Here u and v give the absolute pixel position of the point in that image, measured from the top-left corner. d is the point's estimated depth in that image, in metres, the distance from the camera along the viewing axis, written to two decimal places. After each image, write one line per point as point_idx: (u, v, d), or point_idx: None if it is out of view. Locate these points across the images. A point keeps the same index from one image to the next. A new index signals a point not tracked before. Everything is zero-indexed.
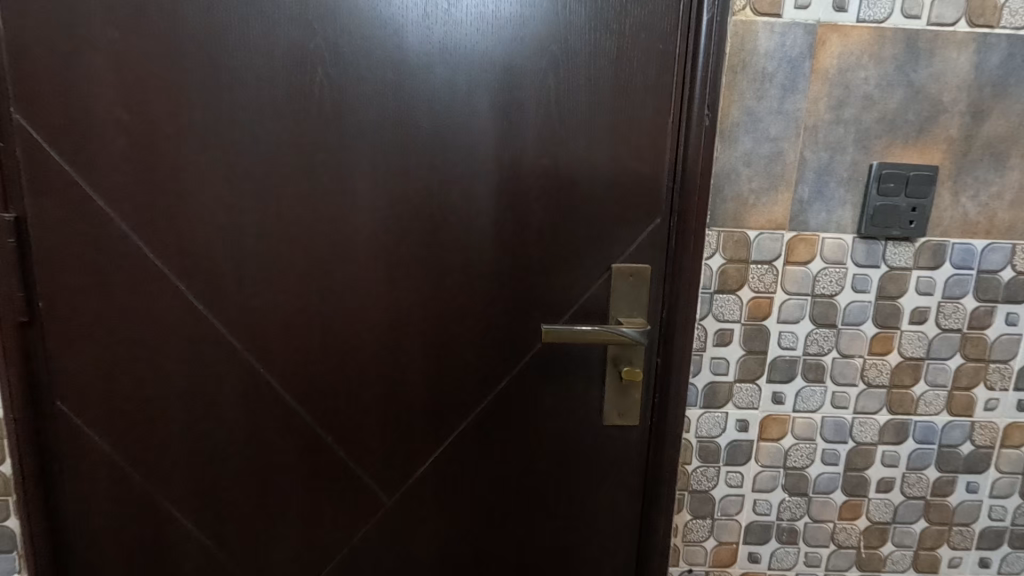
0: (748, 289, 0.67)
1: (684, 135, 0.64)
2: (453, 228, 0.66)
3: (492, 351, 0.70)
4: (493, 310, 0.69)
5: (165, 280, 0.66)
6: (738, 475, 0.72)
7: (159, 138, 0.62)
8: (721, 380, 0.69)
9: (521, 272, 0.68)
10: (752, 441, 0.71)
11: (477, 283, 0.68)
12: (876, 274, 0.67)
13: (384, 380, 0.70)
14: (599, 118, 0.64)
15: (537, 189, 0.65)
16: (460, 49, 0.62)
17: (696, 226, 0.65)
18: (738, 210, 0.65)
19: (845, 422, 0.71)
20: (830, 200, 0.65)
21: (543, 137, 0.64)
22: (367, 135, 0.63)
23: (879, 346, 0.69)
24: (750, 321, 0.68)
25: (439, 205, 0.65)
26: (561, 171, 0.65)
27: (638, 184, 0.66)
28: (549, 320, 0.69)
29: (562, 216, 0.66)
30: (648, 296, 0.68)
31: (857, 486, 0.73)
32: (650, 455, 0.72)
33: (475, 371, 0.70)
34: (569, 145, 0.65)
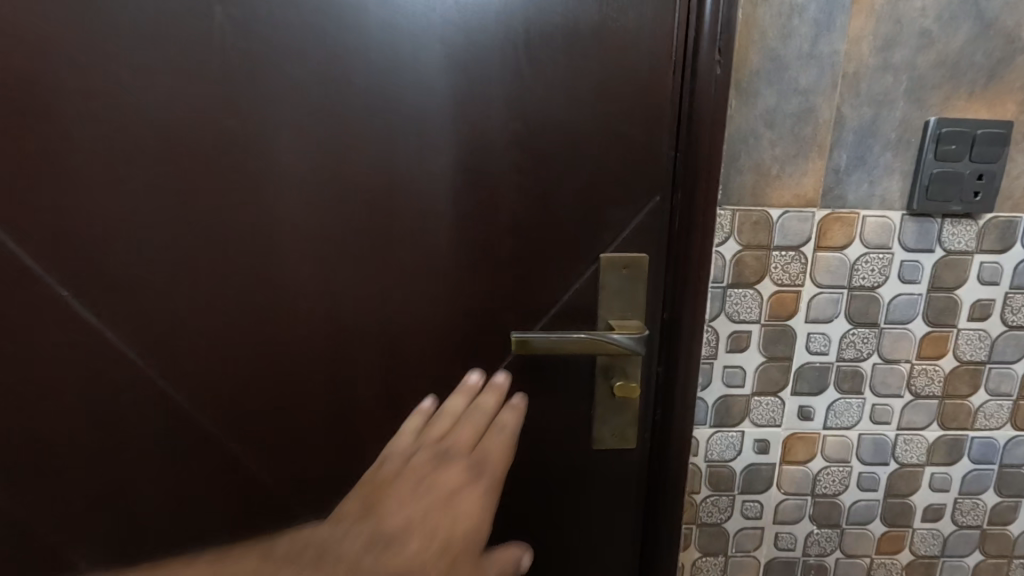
0: (770, 282, 0.54)
1: (690, 89, 0.50)
2: (402, 213, 0.53)
3: (457, 363, 0.57)
4: (456, 314, 0.56)
5: (40, 287, 0.52)
6: (756, 505, 0.60)
7: (11, 101, 0.48)
8: (736, 393, 0.57)
9: (489, 266, 0.55)
10: (773, 464, 0.59)
11: (435, 281, 0.55)
12: (929, 261, 0.54)
13: (327, 400, 0.57)
14: (584, 69, 0.51)
15: (506, 162, 0.52)
16: None
17: (706, 205, 0.51)
18: (757, 183, 0.52)
19: (886, 440, 0.58)
20: (874, 169, 0.52)
21: (512, 96, 0.51)
22: (288, 95, 0.50)
23: (930, 349, 0.56)
24: (771, 322, 0.55)
25: (384, 184, 0.52)
26: (537, 138, 0.52)
27: (632, 154, 0.52)
28: (524, 324, 0.56)
29: (538, 196, 0.53)
30: (645, 293, 0.56)
31: (900, 515, 0.61)
32: (651, 484, 0.60)
33: (437, 388, 0.58)
34: (546, 105, 0.51)
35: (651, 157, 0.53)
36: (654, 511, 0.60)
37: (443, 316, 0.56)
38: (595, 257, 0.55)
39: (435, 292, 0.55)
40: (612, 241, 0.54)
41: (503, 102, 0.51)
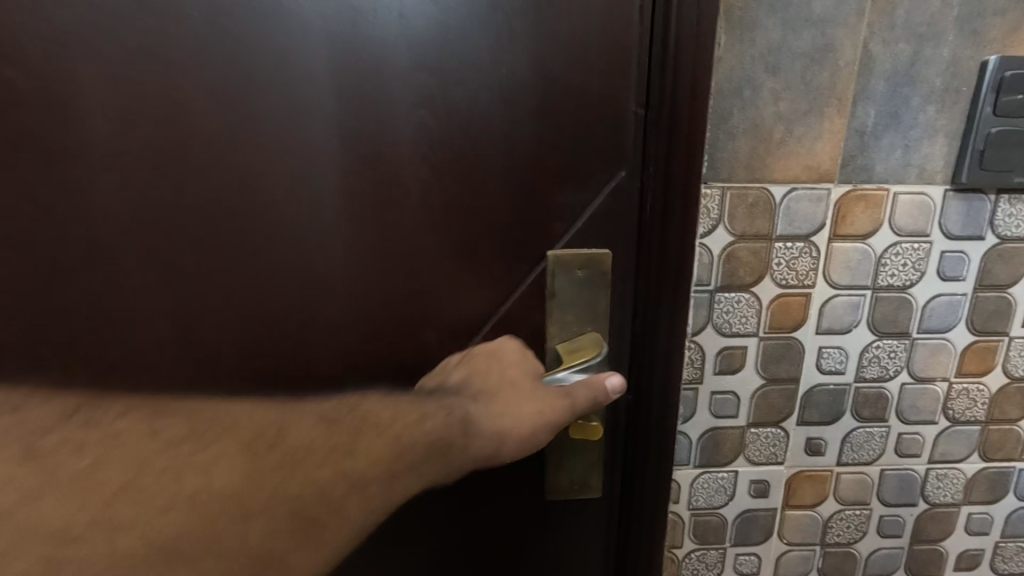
0: (770, 283, 0.41)
1: (665, 21, 0.36)
2: (267, 200, 0.37)
3: None
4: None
5: None
6: (752, 559, 0.48)
7: None
8: (727, 425, 0.44)
9: (397, 271, 0.40)
10: (774, 511, 0.47)
11: (323, 293, 0.39)
12: (977, 251, 0.41)
13: None
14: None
15: (411, 124, 0.37)
16: None
17: (687, 182, 0.38)
18: (755, 151, 0.38)
19: (915, 477, 0.46)
20: (910, 129, 0.38)
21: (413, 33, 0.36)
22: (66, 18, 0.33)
23: (974, 364, 0.44)
24: (773, 334, 0.42)
25: (236, 159, 0.36)
26: (454, 93, 0.37)
27: (588, 114, 0.38)
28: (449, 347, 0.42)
29: (460, 175, 0.38)
30: (608, 300, 0.42)
31: (929, 564, 0.49)
32: (623, 541, 0.47)
33: None
34: (464, 47, 0.36)
35: (614, 120, 0.38)
36: (626, 567, 0.48)
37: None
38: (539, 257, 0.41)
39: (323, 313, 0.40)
40: (563, 233, 0.40)
41: (402, 43, 0.36)
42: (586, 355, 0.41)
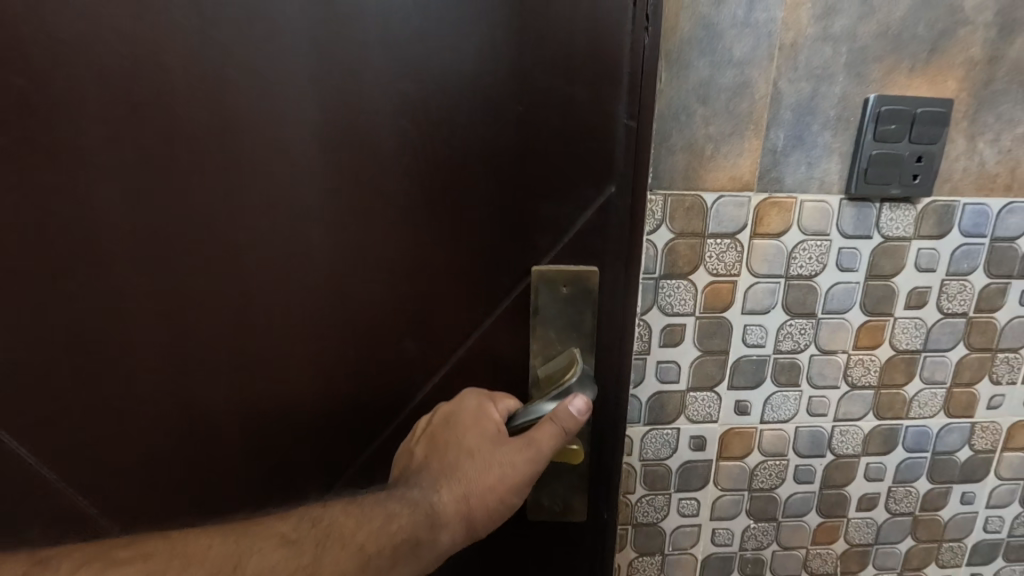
0: (704, 272, 0.50)
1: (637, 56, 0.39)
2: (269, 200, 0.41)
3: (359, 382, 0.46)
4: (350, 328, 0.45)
5: None
6: (693, 503, 0.58)
7: None
8: (671, 389, 0.54)
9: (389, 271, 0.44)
10: (710, 461, 0.56)
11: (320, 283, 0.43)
12: (867, 247, 0.51)
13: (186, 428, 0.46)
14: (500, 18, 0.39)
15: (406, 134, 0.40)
16: None
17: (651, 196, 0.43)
18: (691, 164, 0.48)
19: (822, 433, 0.57)
20: (812, 149, 0.48)
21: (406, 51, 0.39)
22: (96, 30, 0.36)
23: (867, 339, 0.54)
24: (706, 314, 0.51)
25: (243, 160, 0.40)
26: (445, 109, 0.40)
27: (569, 135, 0.41)
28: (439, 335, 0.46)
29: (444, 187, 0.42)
30: (586, 310, 0.46)
31: (836, 506, 0.59)
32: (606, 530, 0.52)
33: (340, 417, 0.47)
34: (452, 69, 0.39)
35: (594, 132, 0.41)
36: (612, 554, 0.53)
37: (335, 337, 0.45)
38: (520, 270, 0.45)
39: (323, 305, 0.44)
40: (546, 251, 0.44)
41: (396, 59, 0.39)
42: (568, 374, 0.44)
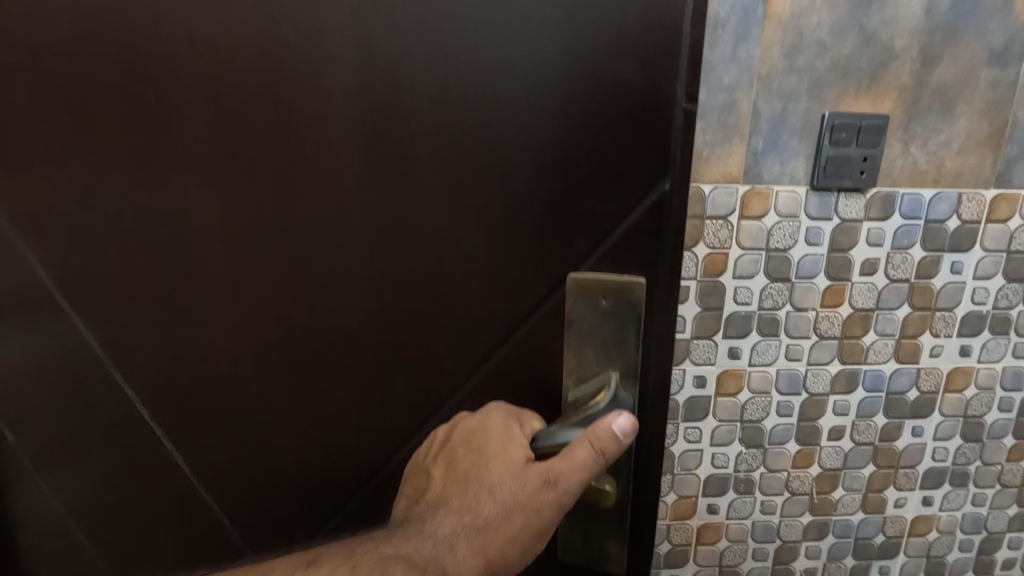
0: (703, 245, 0.66)
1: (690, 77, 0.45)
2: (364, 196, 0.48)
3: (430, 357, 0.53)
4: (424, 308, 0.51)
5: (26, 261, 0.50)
6: (696, 431, 0.73)
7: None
8: (678, 337, 0.69)
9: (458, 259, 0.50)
10: (709, 396, 0.72)
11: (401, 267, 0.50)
12: (828, 227, 0.67)
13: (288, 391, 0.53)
14: (559, 48, 0.44)
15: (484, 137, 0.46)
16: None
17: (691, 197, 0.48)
18: (692, 163, 0.64)
19: (798, 374, 0.72)
20: (784, 152, 0.64)
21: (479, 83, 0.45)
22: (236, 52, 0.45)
23: (831, 298, 0.69)
24: (705, 278, 0.67)
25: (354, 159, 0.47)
26: (517, 121, 0.46)
27: (626, 149, 0.46)
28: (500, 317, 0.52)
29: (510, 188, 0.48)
30: (620, 331, 0.52)
31: (811, 435, 0.75)
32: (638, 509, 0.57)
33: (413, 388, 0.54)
34: (522, 99, 0.46)
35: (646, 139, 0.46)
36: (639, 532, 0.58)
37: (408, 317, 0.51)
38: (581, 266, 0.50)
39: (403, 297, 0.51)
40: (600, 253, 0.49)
41: (467, 88, 0.45)
42: (598, 398, 0.51)
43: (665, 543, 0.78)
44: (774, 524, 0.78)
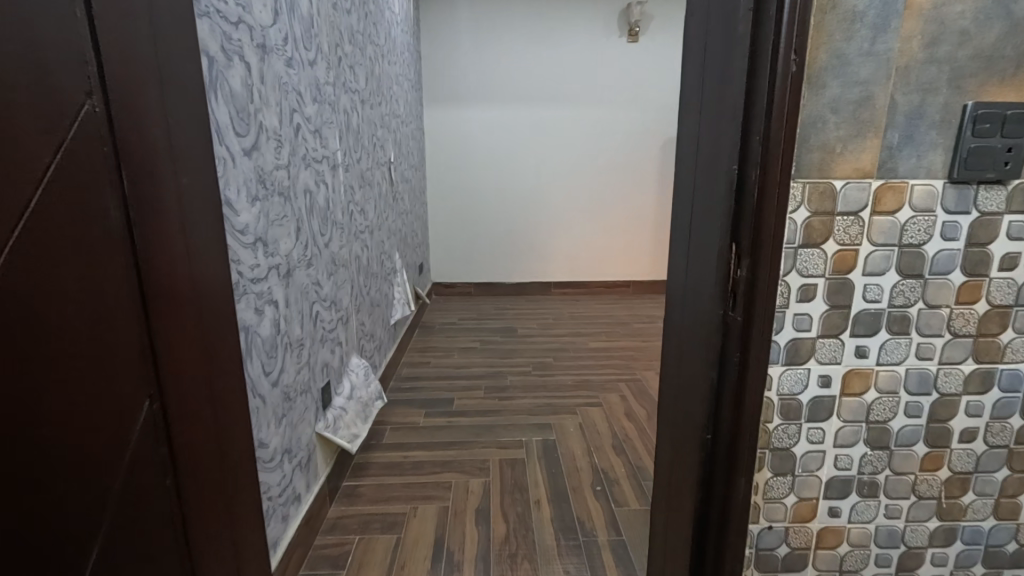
0: (833, 242, 0.65)
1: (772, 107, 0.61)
2: (698, 245, 0.79)
3: (693, 311, 0.82)
4: (693, 286, 0.82)
5: (106, 293, 0.64)
6: (819, 431, 0.72)
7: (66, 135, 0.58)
8: (804, 336, 0.69)
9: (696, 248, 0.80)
10: (834, 396, 0.71)
11: (693, 259, 0.82)
12: (966, 221, 0.65)
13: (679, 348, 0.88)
14: (722, 97, 0.70)
15: (714, 198, 0.73)
16: (693, 106, 0.81)
17: (779, 196, 0.63)
18: (824, 159, 0.63)
19: (929, 374, 0.70)
20: (920, 145, 0.62)
21: (715, 156, 0.72)
22: (716, 147, 0.72)
23: (966, 295, 0.67)
24: (834, 275, 0.66)
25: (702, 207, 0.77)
26: (709, 158, 0.75)
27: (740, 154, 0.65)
28: (704, 282, 0.77)
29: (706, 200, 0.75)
30: None
31: (941, 437, 0.72)
32: (736, 435, 0.71)
33: (692, 329, 0.82)
34: (700, 149, 0.78)
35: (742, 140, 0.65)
36: (739, 460, 0.72)
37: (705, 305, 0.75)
38: (193, 511, 0.80)
39: (696, 297, 0.80)
40: None
41: (699, 161, 0.79)
42: None
43: (784, 546, 0.76)
44: (899, 529, 0.76)
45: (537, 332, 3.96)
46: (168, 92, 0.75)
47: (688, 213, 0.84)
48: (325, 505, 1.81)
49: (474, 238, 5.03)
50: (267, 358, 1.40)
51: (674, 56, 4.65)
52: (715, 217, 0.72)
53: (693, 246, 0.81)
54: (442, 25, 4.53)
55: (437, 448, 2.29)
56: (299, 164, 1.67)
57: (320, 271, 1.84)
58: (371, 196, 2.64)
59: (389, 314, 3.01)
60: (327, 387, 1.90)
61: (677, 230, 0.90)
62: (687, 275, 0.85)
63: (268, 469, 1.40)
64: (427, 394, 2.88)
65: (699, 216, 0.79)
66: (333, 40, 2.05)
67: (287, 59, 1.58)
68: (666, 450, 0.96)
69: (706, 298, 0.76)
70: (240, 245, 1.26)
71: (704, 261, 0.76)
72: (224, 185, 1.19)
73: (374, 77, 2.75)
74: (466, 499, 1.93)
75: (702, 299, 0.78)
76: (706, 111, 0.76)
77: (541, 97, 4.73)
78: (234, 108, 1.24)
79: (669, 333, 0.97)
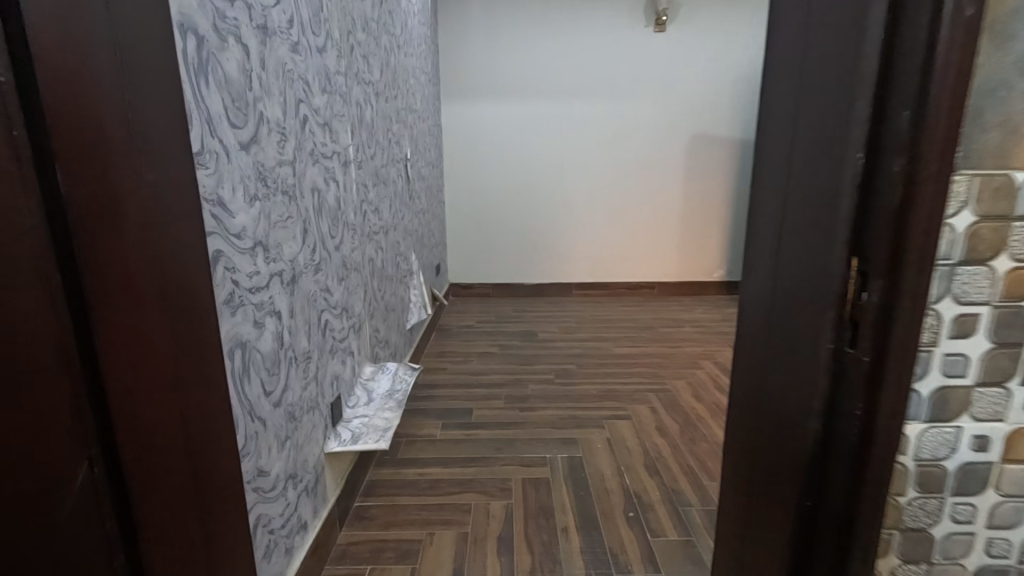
0: (1006, 260, 0.48)
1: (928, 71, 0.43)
2: (795, 258, 0.62)
3: (785, 340, 0.65)
4: (785, 309, 0.65)
5: None
6: (968, 509, 0.54)
7: None
8: (957, 384, 0.51)
9: (790, 261, 0.64)
10: (993, 464, 0.53)
11: (786, 275, 0.65)
12: None
13: (765, 383, 0.71)
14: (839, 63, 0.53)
15: (822, 198, 0.56)
16: (793, 80, 0.63)
17: (933, 195, 0.46)
18: (1003, 142, 0.45)
19: None
20: None
21: (826, 142, 0.55)
22: (829, 132, 0.55)
23: None
24: (1003, 303, 0.49)
25: (805, 211, 0.60)
26: (815, 146, 0.58)
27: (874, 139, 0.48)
28: (804, 304, 0.60)
29: (810, 200, 0.59)
30: None
31: None
32: (852, 509, 0.54)
33: (784, 362, 0.65)
34: (801, 134, 0.61)
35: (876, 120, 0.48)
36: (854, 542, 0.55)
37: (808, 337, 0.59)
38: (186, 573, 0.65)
39: (791, 323, 0.63)
40: None
41: (798, 150, 0.62)
42: None
43: None
44: None
45: (559, 336, 3.78)
46: (133, 65, 0.60)
47: (782, 214, 0.66)
48: (334, 529, 1.67)
49: (493, 238, 4.87)
50: (267, 375, 1.26)
51: (703, 46, 4.42)
52: (830, 221, 0.55)
53: (791, 255, 0.63)
54: (460, 16, 4.37)
55: (455, 465, 2.13)
56: (306, 160, 1.53)
57: (329, 276, 1.70)
58: (385, 195, 2.50)
59: (405, 318, 2.86)
60: (338, 401, 1.75)
61: (763, 236, 0.73)
62: (776, 293, 0.67)
63: (268, 500, 1.26)
64: (443, 403, 2.73)
65: (801, 218, 0.61)
66: (345, 26, 1.90)
67: (293, 43, 1.43)
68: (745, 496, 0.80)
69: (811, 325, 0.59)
70: (237, 250, 1.12)
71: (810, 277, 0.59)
72: (217, 181, 1.05)
73: (389, 68, 2.60)
74: (486, 525, 1.77)
75: (804, 327, 0.60)
76: (817, 81, 0.58)
77: (562, 91, 4.54)
78: (229, 95, 1.10)
79: (748, 359, 0.80)
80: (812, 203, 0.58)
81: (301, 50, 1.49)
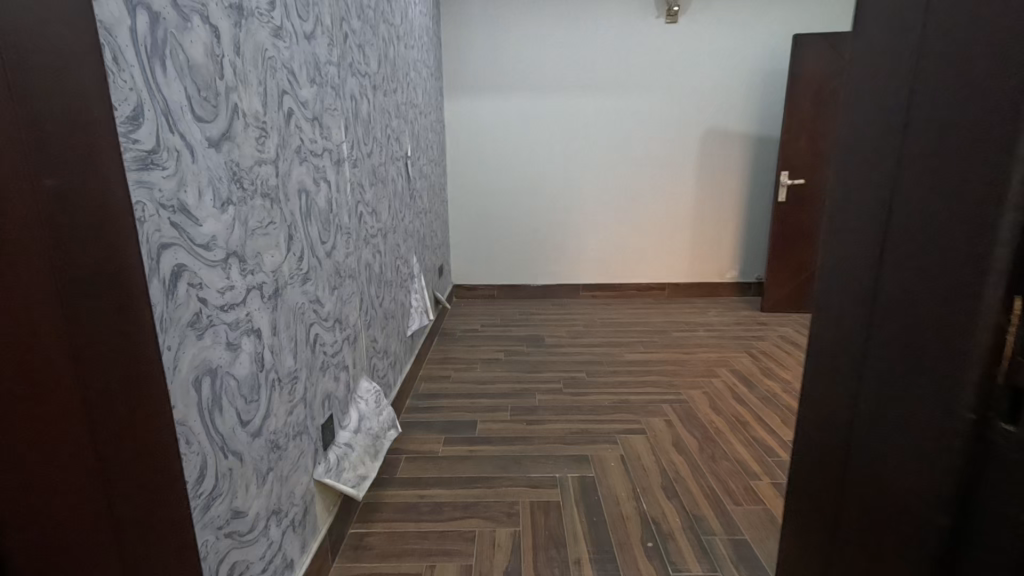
0: None
1: None
2: (900, 296, 0.47)
3: (885, 403, 0.49)
4: (885, 363, 0.50)
5: None
6: None
7: None
8: None
9: (891, 306, 0.49)
10: None
11: (884, 321, 0.50)
12: None
13: (848, 453, 0.56)
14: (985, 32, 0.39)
15: (956, 217, 0.41)
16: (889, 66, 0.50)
17: None
18: None
19: None
20: None
21: (966, 142, 0.40)
22: (968, 127, 0.40)
23: None
24: None
25: (921, 240, 0.45)
26: (939, 148, 0.43)
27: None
28: (915, 361, 0.45)
29: (935, 219, 0.43)
30: None
31: None
32: None
33: (883, 429, 0.50)
34: (908, 138, 0.47)
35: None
36: None
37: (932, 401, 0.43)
38: None
39: (893, 386, 0.48)
40: None
41: (910, 155, 0.47)
42: None
43: None
44: None
45: (567, 341, 3.62)
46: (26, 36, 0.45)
47: (872, 244, 0.52)
48: (326, 563, 1.53)
49: (498, 237, 4.72)
50: (244, 403, 1.11)
51: (717, 37, 4.23)
52: (984, 239, 0.39)
53: (897, 274, 0.48)
54: (463, 8, 4.21)
55: (458, 485, 1.98)
56: (291, 158, 1.37)
57: (320, 286, 1.55)
58: (384, 195, 2.35)
59: (406, 325, 2.72)
60: (329, 422, 1.61)
61: (837, 271, 0.58)
62: (865, 338, 0.53)
63: (245, 544, 1.11)
64: (447, 415, 2.58)
65: (923, 229, 0.45)
66: (338, 12, 1.74)
67: (275, 28, 1.28)
68: (808, 549, 0.66)
69: (926, 372, 0.44)
70: (204, 263, 0.97)
71: (930, 306, 0.44)
72: (179, 183, 0.90)
73: (388, 60, 2.45)
74: (492, 557, 1.62)
75: (916, 386, 0.45)
76: (962, 37, 0.41)
77: (569, 85, 4.37)
78: (194, 83, 0.95)
79: (814, 419, 0.65)
80: (943, 223, 0.43)
81: (285, 35, 1.34)
